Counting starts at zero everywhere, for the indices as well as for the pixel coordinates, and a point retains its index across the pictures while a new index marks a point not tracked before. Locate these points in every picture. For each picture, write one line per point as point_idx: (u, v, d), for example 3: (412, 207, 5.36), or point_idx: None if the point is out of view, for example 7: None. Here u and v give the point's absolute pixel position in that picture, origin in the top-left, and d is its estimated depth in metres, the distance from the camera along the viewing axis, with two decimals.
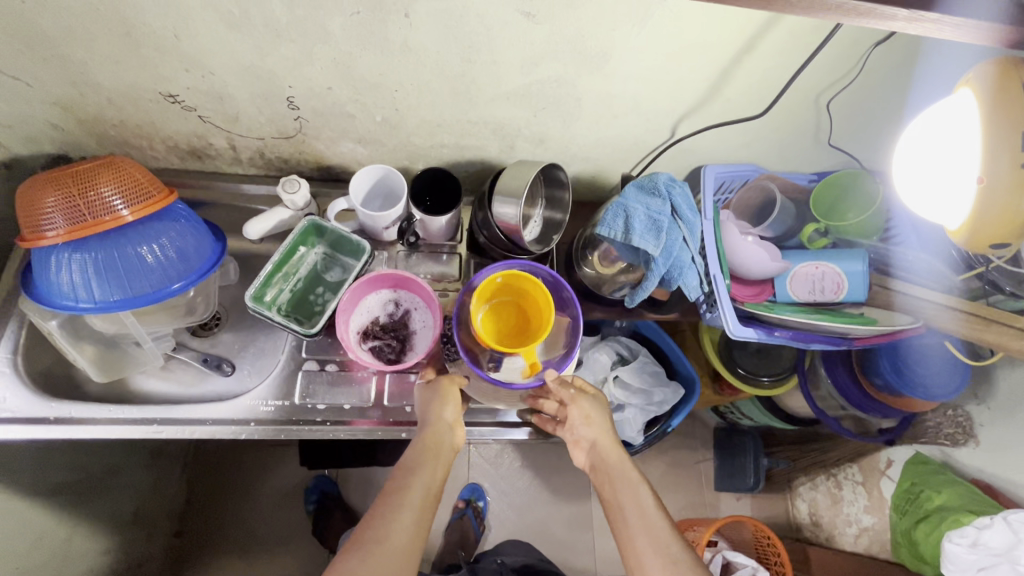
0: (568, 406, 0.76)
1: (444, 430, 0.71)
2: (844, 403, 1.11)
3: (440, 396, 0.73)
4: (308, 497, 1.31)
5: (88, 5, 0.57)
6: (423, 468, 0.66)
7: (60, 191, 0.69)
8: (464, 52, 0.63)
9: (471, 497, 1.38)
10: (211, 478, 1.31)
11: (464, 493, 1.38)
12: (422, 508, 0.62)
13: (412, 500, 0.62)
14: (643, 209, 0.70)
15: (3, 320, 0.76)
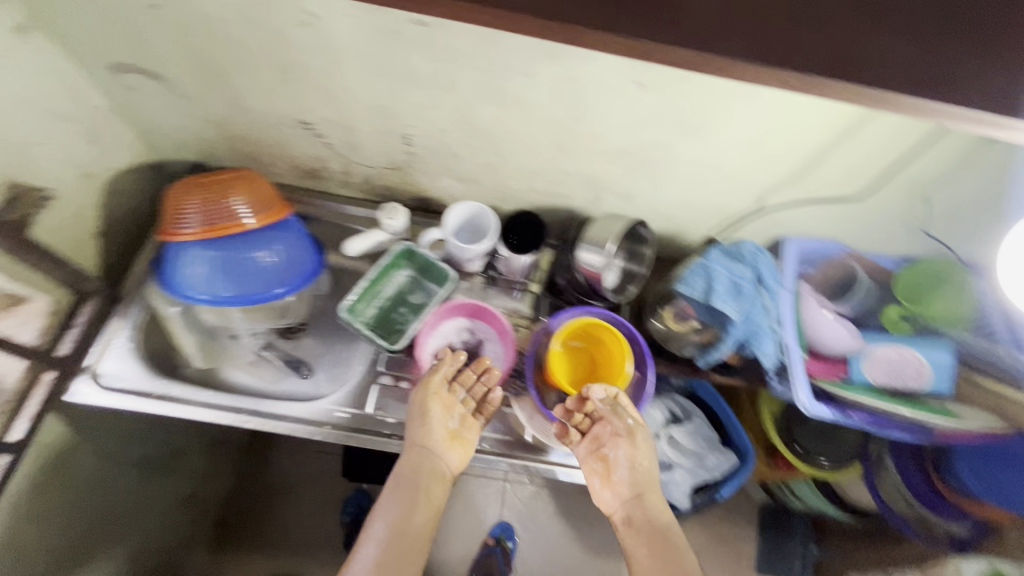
0: (619, 442, 0.80)
1: (429, 453, 0.79)
2: (909, 500, 1.07)
3: (426, 421, 0.79)
4: (344, 511, 1.32)
5: (262, 45, 0.66)
6: (411, 499, 0.78)
7: (202, 197, 0.79)
8: (574, 111, 0.69)
9: (501, 535, 1.36)
10: (259, 473, 1.37)
11: (494, 530, 1.37)
12: (411, 538, 0.75)
13: (400, 535, 0.75)
14: (726, 273, 0.72)
15: (128, 301, 0.84)
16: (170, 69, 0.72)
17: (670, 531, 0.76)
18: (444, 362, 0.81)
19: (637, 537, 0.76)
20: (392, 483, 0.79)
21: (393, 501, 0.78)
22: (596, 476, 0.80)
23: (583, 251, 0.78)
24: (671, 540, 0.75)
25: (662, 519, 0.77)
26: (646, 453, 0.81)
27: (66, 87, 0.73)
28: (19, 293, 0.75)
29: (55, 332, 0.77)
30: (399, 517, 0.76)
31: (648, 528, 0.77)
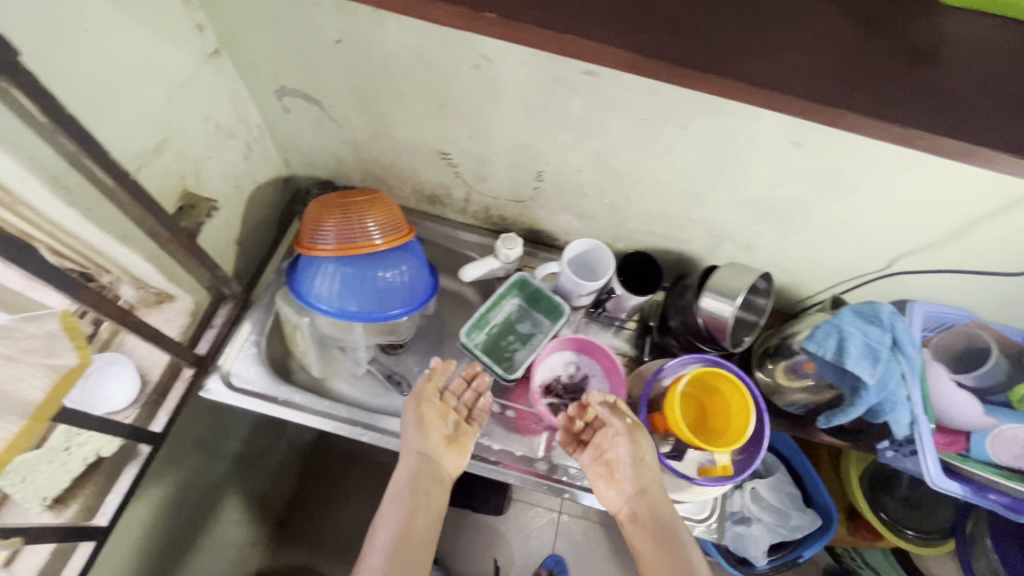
0: (615, 441, 0.75)
1: (428, 454, 0.76)
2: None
3: (421, 422, 0.77)
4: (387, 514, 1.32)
5: (427, 83, 0.70)
6: (409, 502, 0.73)
7: (339, 216, 0.82)
8: (720, 163, 0.70)
9: (554, 568, 1.35)
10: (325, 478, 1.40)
11: (546, 562, 1.36)
12: (416, 547, 0.70)
13: (405, 542, 0.70)
14: (860, 335, 0.70)
15: (255, 306, 0.88)
16: (331, 96, 0.77)
17: (679, 528, 0.71)
18: (435, 373, 0.81)
19: (646, 537, 0.70)
20: (390, 489, 0.75)
21: (390, 506, 0.73)
22: (601, 481, 0.76)
23: (709, 297, 0.77)
24: (683, 541, 0.70)
25: (666, 513, 0.72)
26: (638, 441, 0.74)
27: (235, 106, 0.79)
28: (168, 292, 0.80)
29: (193, 330, 0.82)
30: (404, 523, 0.71)
31: (658, 526, 0.70)
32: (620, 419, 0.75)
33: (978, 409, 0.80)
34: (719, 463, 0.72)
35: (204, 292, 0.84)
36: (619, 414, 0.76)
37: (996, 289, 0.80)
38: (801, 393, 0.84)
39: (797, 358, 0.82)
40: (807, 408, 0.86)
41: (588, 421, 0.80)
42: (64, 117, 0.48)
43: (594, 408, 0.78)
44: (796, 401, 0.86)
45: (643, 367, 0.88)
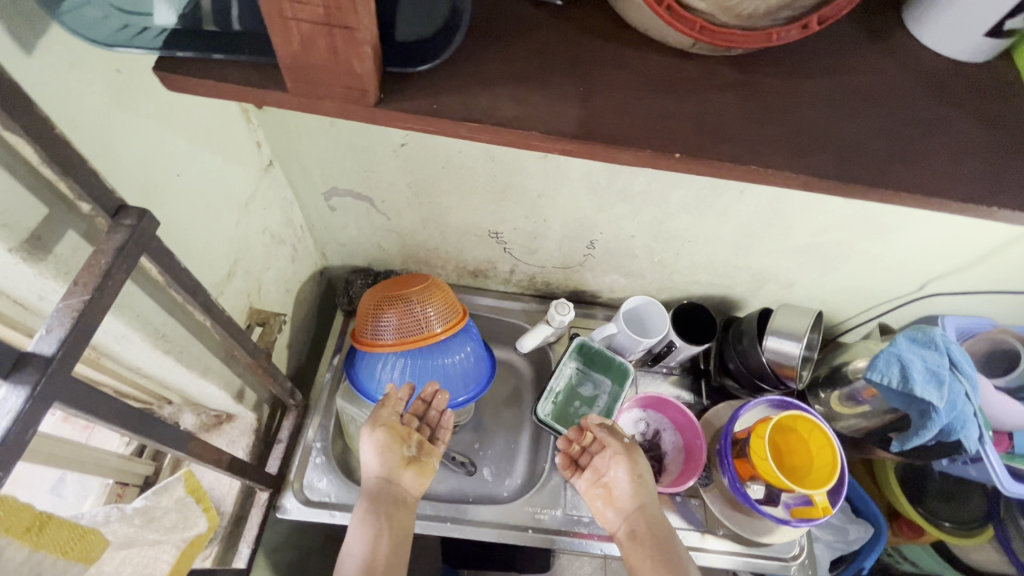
0: (608, 459, 0.75)
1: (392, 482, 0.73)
2: None
3: (382, 452, 0.74)
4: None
5: (490, 174, 0.71)
6: (370, 533, 0.70)
7: (401, 310, 0.76)
8: (772, 220, 0.74)
9: None
10: None
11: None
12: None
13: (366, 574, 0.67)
14: (920, 360, 0.75)
15: (313, 411, 0.84)
16: (385, 193, 0.77)
17: (671, 542, 0.70)
18: (391, 400, 0.76)
19: (643, 552, 0.70)
20: (352, 521, 0.72)
21: (351, 540, 0.70)
22: (598, 501, 0.75)
23: (772, 338, 0.81)
24: (676, 557, 0.69)
25: (659, 525, 0.71)
26: (633, 456, 0.75)
27: (284, 212, 0.77)
28: (228, 412, 0.75)
29: (258, 448, 0.78)
30: (366, 553, 0.69)
31: (653, 539, 0.70)
32: (615, 438, 0.75)
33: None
34: (818, 504, 0.73)
35: (263, 405, 0.80)
36: (616, 432, 0.77)
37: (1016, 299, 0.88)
38: (852, 419, 0.90)
39: (853, 384, 0.87)
40: (859, 432, 0.90)
41: (588, 444, 0.79)
42: (181, 272, 0.46)
43: (593, 432, 0.77)
44: (846, 425, 0.91)
45: (711, 414, 0.90)
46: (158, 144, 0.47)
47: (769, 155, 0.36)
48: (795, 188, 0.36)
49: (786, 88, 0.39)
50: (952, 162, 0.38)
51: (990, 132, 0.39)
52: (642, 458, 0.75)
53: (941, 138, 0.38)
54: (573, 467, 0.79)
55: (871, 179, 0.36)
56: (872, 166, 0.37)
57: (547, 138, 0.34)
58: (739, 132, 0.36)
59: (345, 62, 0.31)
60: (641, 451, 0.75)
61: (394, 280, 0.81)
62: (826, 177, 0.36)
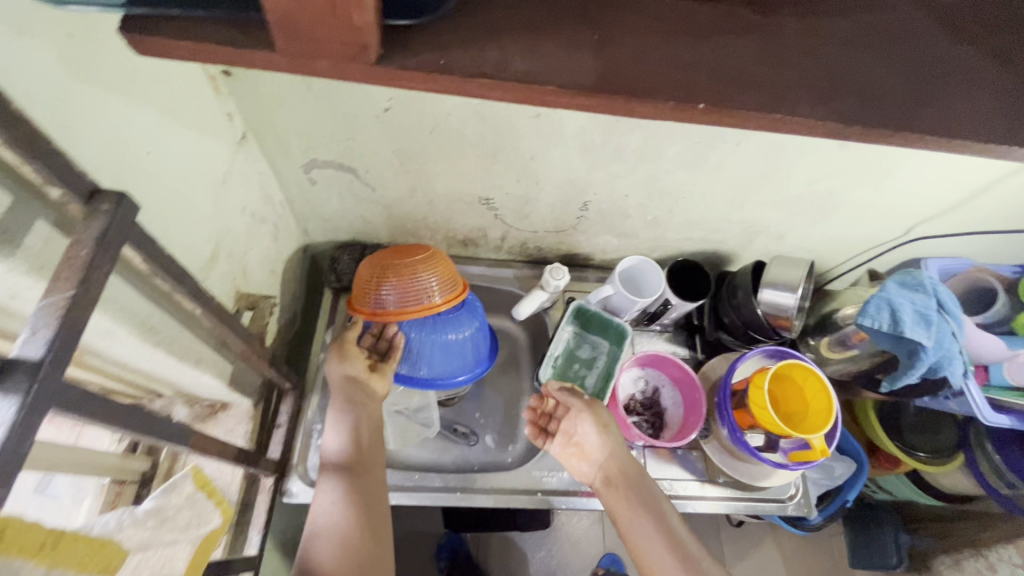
0: (573, 420, 0.75)
1: (360, 460, 0.70)
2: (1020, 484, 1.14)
3: (348, 427, 0.71)
4: (439, 556, 1.30)
5: (480, 136, 0.68)
6: (347, 492, 0.67)
7: (405, 277, 0.73)
8: (768, 171, 0.73)
9: (611, 566, 1.32)
10: None
11: (603, 562, 1.34)
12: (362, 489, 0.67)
13: (343, 555, 0.61)
14: (909, 303, 0.78)
15: (309, 393, 0.81)
16: (370, 162, 0.73)
17: (644, 485, 0.71)
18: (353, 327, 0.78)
19: (621, 501, 0.70)
20: (317, 504, 0.66)
21: (321, 525, 0.64)
22: (572, 459, 0.75)
23: (767, 291, 0.82)
24: (651, 497, 0.70)
25: (631, 471, 0.72)
26: (595, 413, 0.75)
27: (262, 188, 0.73)
28: (222, 400, 0.73)
29: (257, 435, 0.76)
30: (342, 534, 0.63)
31: (628, 486, 0.71)
32: (576, 399, 0.76)
33: (1001, 344, 0.87)
34: (815, 447, 0.75)
35: (258, 390, 0.77)
36: (574, 394, 0.77)
37: (996, 239, 0.90)
38: (840, 363, 0.92)
39: (843, 330, 0.89)
40: (847, 375, 0.93)
41: (551, 409, 0.79)
42: (166, 259, 0.42)
43: (553, 397, 0.77)
44: (834, 369, 0.94)
45: (707, 367, 0.92)
46: (124, 120, 0.42)
47: (793, 102, 0.34)
48: (817, 137, 0.35)
49: (804, 29, 0.37)
50: (972, 101, 0.37)
51: (1007, 71, 0.38)
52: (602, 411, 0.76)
53: (961, 76, 0.37)
54: (544, 434, 0.78)
55: (895, 122, 0.35)
56: (897, 109, 0.35)
57: (564, 92, 0.32)
58: (761, 78, 0.35)
59: (343, 14, 0.27)
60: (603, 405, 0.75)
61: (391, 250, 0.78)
62: (851, 123, 0.34)
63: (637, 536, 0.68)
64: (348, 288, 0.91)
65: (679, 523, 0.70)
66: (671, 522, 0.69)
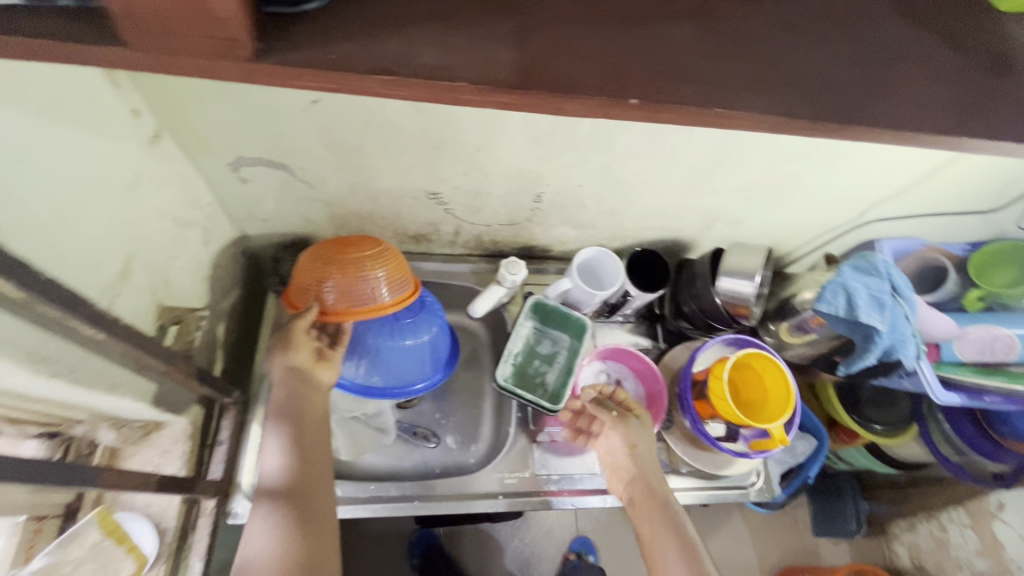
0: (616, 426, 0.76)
1: (306, 481, 0.62)
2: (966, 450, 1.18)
3: (292, 441, 0.64)
4: (411, 553, 1.27)
5: (420, 129, 0.63)
6: (283, 510, 0.59)
7: (335, 277, 0.69)
8: (722, 158, 0.71)
9: (581, 549, 1.34)
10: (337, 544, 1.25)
11: (574, 547, 1.35)
12: (301, 506, 0.60)
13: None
14: (863, 288, 0.77)
15: (256, 406, 0.77)
16: (304, 158, 0.68)
17: (674, 500, 0.71)
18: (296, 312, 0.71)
19: (647, 508, 0.69)
20: (248, 535, 0.57)
21: (249, 559, 0.55)
22: (606, 472, 0.77)
23: (725, 279, 0.80)
24: (678, 511, 0.69)
25: (662, 482, 0.72)
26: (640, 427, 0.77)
27: (185, 190, 0.67)
28: (154, 421, 0.68)
29: (196, 455, 0.71)
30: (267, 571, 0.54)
31: (656, 495, 0.70)
32: (621, 405, 0.78)
33: (950, 322, 0.90)
34: (774, 435, 0.75)
35: (195, 406, 0.72)
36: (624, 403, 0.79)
37: (946, 219, 0.91)
38: (800, 346, 0.93)
39: (801, 314, 0.89)
40: (807, 357, 0.94)
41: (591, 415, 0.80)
42: (42, 283, 0.37)
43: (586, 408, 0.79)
44: (794, 351, 0.95)
45: (668, 357, 0.91)
46: None
47: (733, 94, 0.31)
48: (761, 133, 0.32)
49: (745, 13, 0.34)
50: (924, 86, 0.34)
51: (957, 54, 0.36)
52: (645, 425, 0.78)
53: (911, 61, 0.35)
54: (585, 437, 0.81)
55: (842, 112, 0.32)
56: (845, 98, 0.33)
57: (478, 88, 0.28)
58: (698, 67, 0.31)
59: None
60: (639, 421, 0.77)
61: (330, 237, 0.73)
62: (795, 117, 0.31)
63: (658, 545, 0.65)
64: None
65: (704, 544, 0.66)
66: (696, 540, 0.66)
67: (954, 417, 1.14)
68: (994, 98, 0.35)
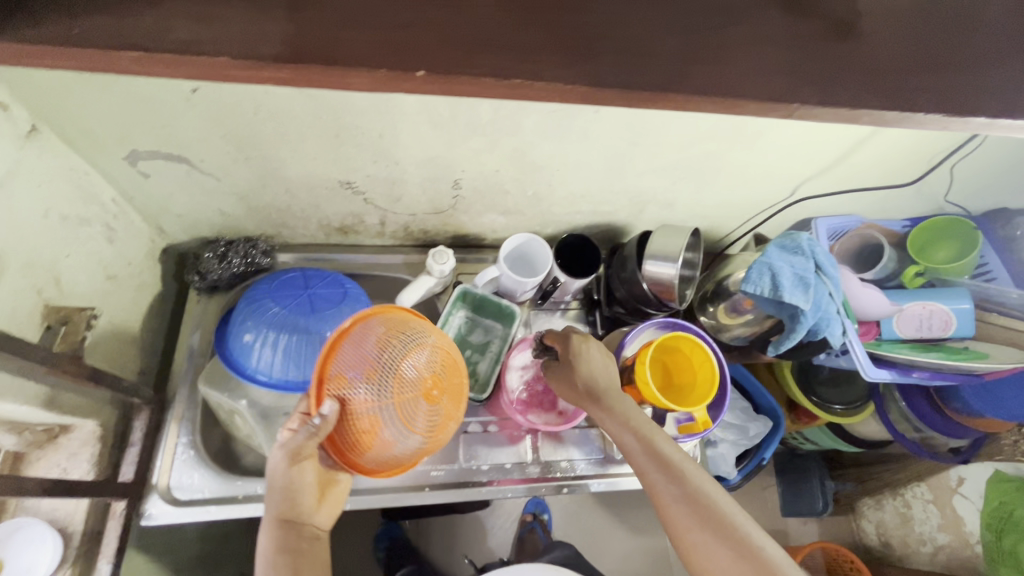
0: (587, 391, 0.69)
1: (299, 538, 0.58)
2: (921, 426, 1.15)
3: (291, 512, 0.58)
4: (377, 546, 1.24)
5: (314, 116, 0.62)
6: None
7: (377, 421, 0.58)
8: (635, 137, 0.70)
9: (536, 509, 1.32)
10: None
11: (528, 507, 1.33)
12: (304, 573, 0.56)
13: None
14: (788, 267, 0.76)
15: (177, 406, 0.77)
16: (201, 150, 0.66)
17: (670, 447, 0.63)
18: (316, 428, 0.55)
19: (646, 471, 0.62)
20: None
21: None
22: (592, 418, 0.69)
23: (651, 263, 0.80)
24: (679, 463, 0.62)
25: (657, 437, 0.63)
26: (595, 363, 0.70)
27: (78, 187, 0.65)
28: (60, 424, 0.66)
29: (107, 457, 0.70)
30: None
31: (654, 457, 0.62)
32: (575, 359, 0.70)
33: (886, 300, 0.90)
34: (698, 419, 0.76)
35: (105, 409, 0.71)
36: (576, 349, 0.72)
37: (880, 195, 0.90)
38: (742, 327, 0.91)
39: (735, 296, 0.89)
40: (750, 339, 0.92)
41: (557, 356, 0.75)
42: None
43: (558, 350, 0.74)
44: (738, 333, 0.92)
45: (604, 343, 0.90)
46: None
47: (537, 63, 0.30)
48: (575, 104, 0.30)
49: None
50: (754, 54, 0.33)
51: (793, 17, 0.35)
52: (601, 360, 0.71)
53: (740, 26, 0.33)
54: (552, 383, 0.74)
55: (661, 83, 0.31)
56: (665, 69, 0.32)
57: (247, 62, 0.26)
58: (501, 38, 0.30)
59: None
60: (597, 343, 0.71)
61: (400, 370, 0.59)
62: (604, 85, 0.30)
63: (670, 509, 0.61)
64: (216, 287, 0.84)
65: (713, 483, 0.61)
66: (705, 486, 0.61)
67: (908, 394, 1.13)
68: (832, 62, 0.34)
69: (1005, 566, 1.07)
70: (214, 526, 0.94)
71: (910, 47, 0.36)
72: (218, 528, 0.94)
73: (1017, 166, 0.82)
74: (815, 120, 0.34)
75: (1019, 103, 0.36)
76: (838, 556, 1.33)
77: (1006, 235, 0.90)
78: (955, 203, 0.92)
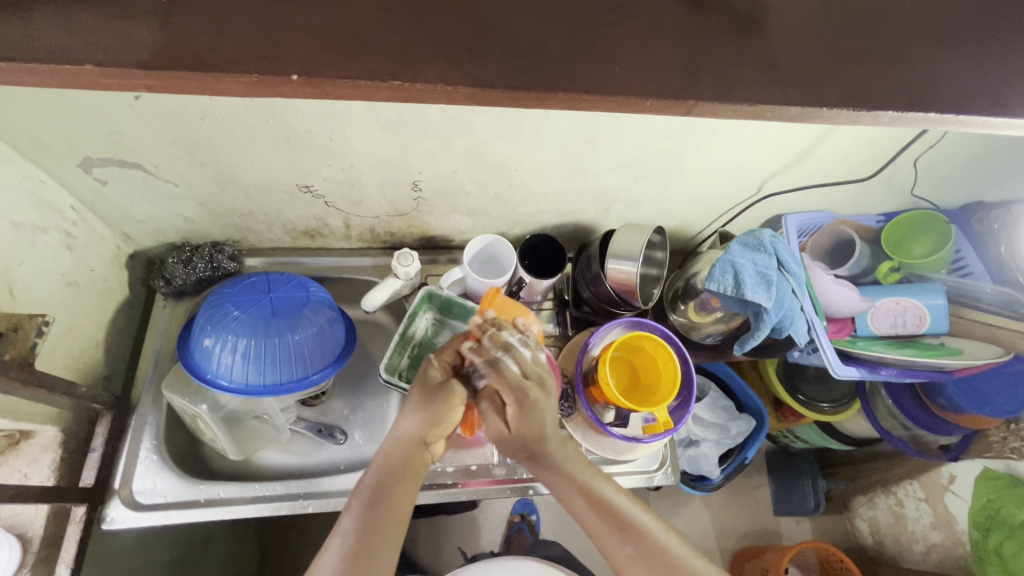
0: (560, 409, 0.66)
1: (409, 460, 0.63)
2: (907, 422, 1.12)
3: (405, 434, 0.64)
4: None
5: (261, 121, 0.62)
6: (378, 489, 0.60)
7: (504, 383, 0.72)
8: (588, 136, 0.69)
9: (524, 510, 1.28)
10: (289, 553, 1.14)
11: (516, 507, 1.28)
12: (403, 488, 0.60)
13: (364, 560, 0.55)
14: (751, 264, 0.76)
15: (143, 411, 0.78)
16: (153, 156, 0.66)
17: (607, 487, 0.63)
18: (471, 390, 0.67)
19: (600, 523, 0.60)
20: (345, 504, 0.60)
21: (337, 532, 0.57)
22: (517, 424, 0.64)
23: (613, 262, 0.80)
24: (620, 505, 0.61)
25: (596, 483, 0.62)
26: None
27: (32, 195, 0.66)
28: (21, 429, 0.67)
29: (68, 462, 0.71)
30: (362, 536, 0.56)
31: (592, 500, 0.61)
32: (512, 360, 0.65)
33: (857, 295, 0.88)
34: (661, 420, 0.75)
35: (68, 414, 0.72)
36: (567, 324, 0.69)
37: (850, 191, 0.88)
38: (714, 325, 0.89)
39: (703, 293, 0.88)
40: (723, 335, 0.91)
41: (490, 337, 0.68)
42: None
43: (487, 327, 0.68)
44: (710, 331, 0.91)
45: (571, 343, 0.89)
46: None
47: (421, 68, 0.33)
48: (462, 103, 0.34)
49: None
50: (644, 57, 0.35)
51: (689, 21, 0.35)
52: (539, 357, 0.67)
53: None
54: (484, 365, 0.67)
55: (548, 84, 0.34)
56: (555, 67, 0.34)
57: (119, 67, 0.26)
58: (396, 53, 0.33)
59: None
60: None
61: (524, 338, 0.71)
62: (488, 86, 0.33)
63: (616, 552, 0.60)
64: (182, 292, 0.84)
65: (656, 522, 0.61)
66: (651, 524, 0.61)
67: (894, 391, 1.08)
68: (731, 58, 0.36)
69: (990, 565, 1.04)
70: (189, 530, 0.93)
71: (820, 42, 0.37)
72: (194, 531, 0.94)
73: (987, 159, 0.81)
74: (720, 114, 0.36)
75: (926, 94, 0.36)
76: (831, 556, 1.27)
77: (983, 230, 0.89)
78: (928, 198, 0.91)
